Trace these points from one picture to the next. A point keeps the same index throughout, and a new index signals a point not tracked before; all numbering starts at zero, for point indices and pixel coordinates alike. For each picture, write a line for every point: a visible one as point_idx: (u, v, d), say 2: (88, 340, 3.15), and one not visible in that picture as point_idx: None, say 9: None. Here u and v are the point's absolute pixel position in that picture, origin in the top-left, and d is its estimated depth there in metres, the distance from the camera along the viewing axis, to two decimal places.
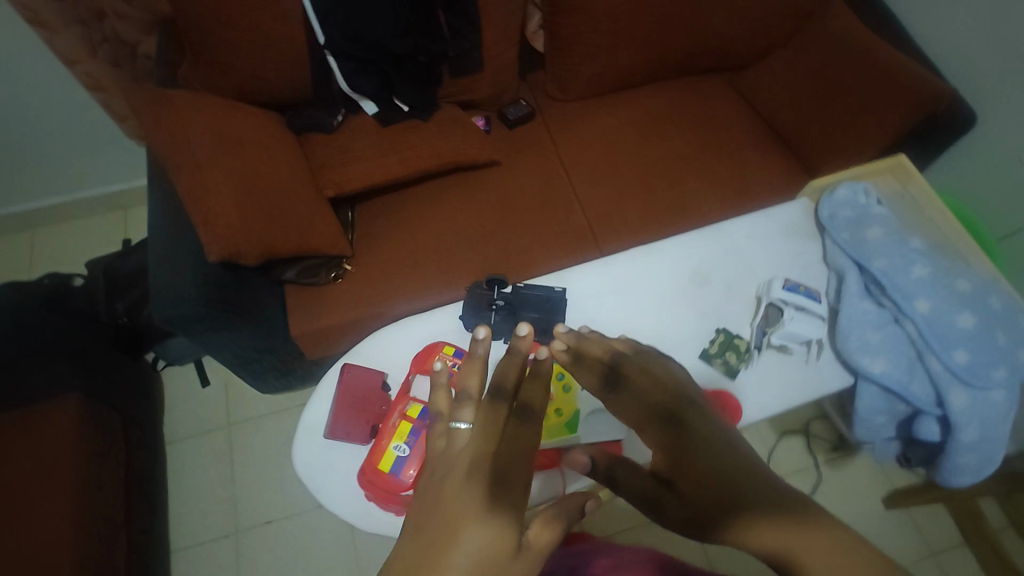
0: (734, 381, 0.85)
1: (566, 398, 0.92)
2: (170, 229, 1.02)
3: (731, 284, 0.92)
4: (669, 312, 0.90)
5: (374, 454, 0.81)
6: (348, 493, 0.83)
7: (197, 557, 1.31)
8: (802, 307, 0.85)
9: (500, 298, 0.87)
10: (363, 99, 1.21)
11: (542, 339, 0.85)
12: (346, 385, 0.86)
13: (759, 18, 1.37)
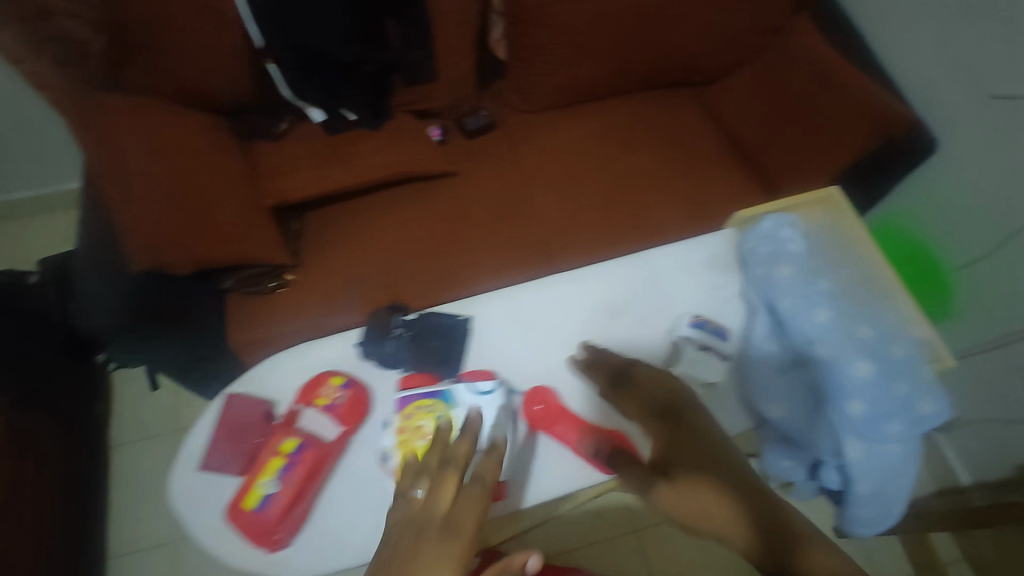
0: (634, 421, 0.77)
1: (446, 439, 0.72)
2: (98, 235, 1.00)
3: (645, 315, 0.85)
4: (580, 344, 0.82)
5: (243, 490, 0.71)
6: (218, 532, 0.72)
7: (133, 564, 1.29)
8: (705, 346, 0.81)
9: (400, 326, 0.82)
10: (309, 106, 1.21)
11: (441, 371, 0.80)
12: (226, 413, 0.78)
13: (724, 33, 1.33)
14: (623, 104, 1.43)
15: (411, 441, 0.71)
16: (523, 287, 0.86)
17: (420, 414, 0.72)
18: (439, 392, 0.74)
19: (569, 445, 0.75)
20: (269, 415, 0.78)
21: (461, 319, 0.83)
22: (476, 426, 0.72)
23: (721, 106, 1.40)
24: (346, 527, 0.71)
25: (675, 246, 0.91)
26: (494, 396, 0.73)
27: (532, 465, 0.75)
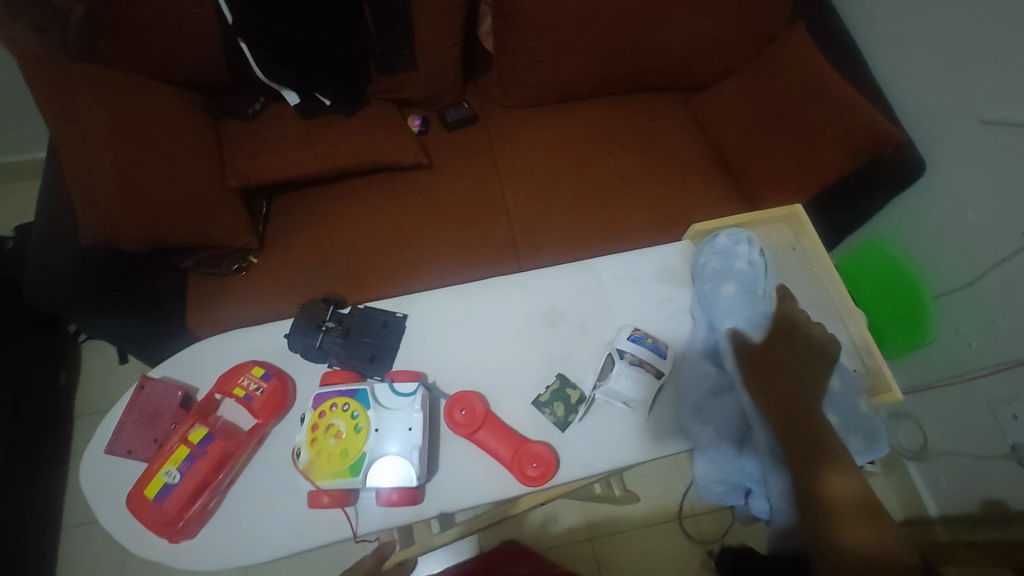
0: (563, 434, 0.75)
1: (353, 435, 0.69)
2: (54, 206, 0.99)
3: (587, 324, 0.82)
4: (517, 350, 0.80)
5: (142, 479, 0.68)
6: (121, 518, 0.70)
7: (85, 537, 1.29)
8: (639, 361, 0.75)
9: (333, 319, 0.80)
10: (284, 89, 1.18)
11: (373, 368, 0.77)
12: (140, 398, 0.76)
13: (715, 40, 1.30)
14: (610, 105, 1.41)
15: (321, 440, 0.69)
16: (466, 288, 0.84)
17: (334, 412, 0.70)
18: (358, 392, 0.72)
19: (490, 451, 0.72)
20: (185, 402, 0.76)
21: (397, 316, 0.81)
22: (390, 427, 0.70)
23: (709, 114, 1.38)
24: (254, 522, 0.69)
25: (624, 256, 0.88)
26: (413, 398, 0.72)
27: (453, 470, 0.72)
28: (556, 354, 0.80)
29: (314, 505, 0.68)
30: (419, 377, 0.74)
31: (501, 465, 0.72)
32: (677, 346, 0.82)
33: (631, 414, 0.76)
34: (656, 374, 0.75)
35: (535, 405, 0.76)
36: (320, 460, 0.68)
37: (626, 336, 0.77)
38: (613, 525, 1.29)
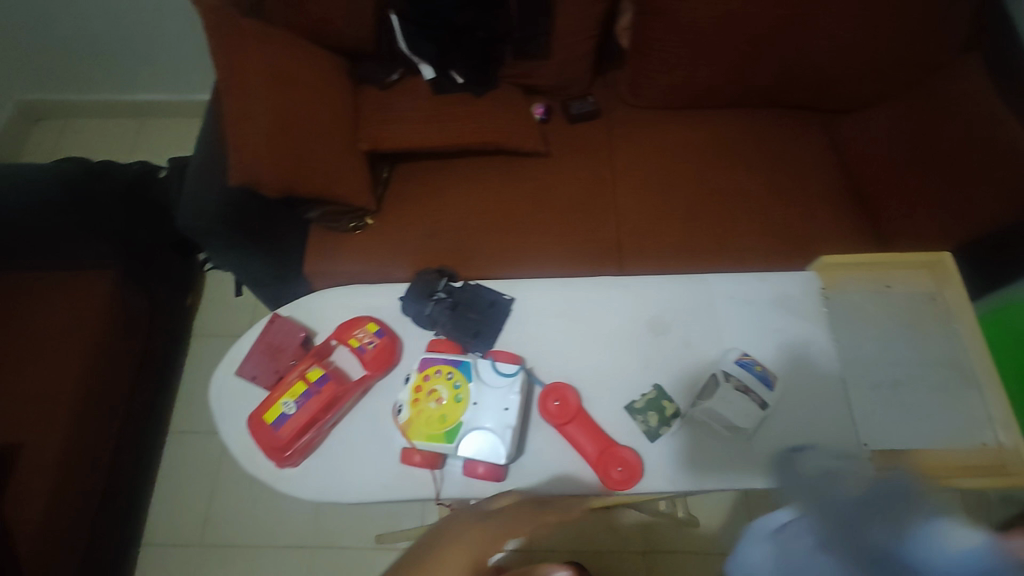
0: (652, 444, 0.74)
1: (453, 404, 0.73)
2: (213, 146, 1.09)
3: (693, 339, 0.80)
4: (616, 351, 0.80)
5: (264, 406, 0.76)
6: (240, 433, 0.78)
7: (188, 443, 1.44)
8: (745, 388, 0.74)
9: (445, 291, 0.83)
10: (422, 63, 1.22)
11: (474, 342, 0.80)
12: (268, 330, 0.83)
13: (871, 61, 1.21)
14: (741, 116, 1.35)
15: (423, 402, 0.73)
16: (574, 283, 0.84)
17: (437, 377, 0.75)
18: (462, 363, 0.76)
19: (577, 446, 0.73)
20: (305, 342, 0.83)
21: (505, 298, 0.83)
22: (487, 404, 0.73)
23: (852, 142, 1.30)
24: (347, 466, 0.74)
25: (740, 278, 0.85)
26: (513, 380, 0.74)
27: (534, 457, 0.74)
28: (652, 363, 0.79)
29: (406, 461, 0.72)
30: (520, 360, 0.76)
31: (584, 461, 0.73)
32: (783, 380, 0.78)
33: (722, 438, 0.74)
34: (759, 403, 0.74)
35: (627, 410, 0.76)
36: (420, 420, 0.72)
37: (733, 359, 0.77)
38: (669, 542, 1.26)
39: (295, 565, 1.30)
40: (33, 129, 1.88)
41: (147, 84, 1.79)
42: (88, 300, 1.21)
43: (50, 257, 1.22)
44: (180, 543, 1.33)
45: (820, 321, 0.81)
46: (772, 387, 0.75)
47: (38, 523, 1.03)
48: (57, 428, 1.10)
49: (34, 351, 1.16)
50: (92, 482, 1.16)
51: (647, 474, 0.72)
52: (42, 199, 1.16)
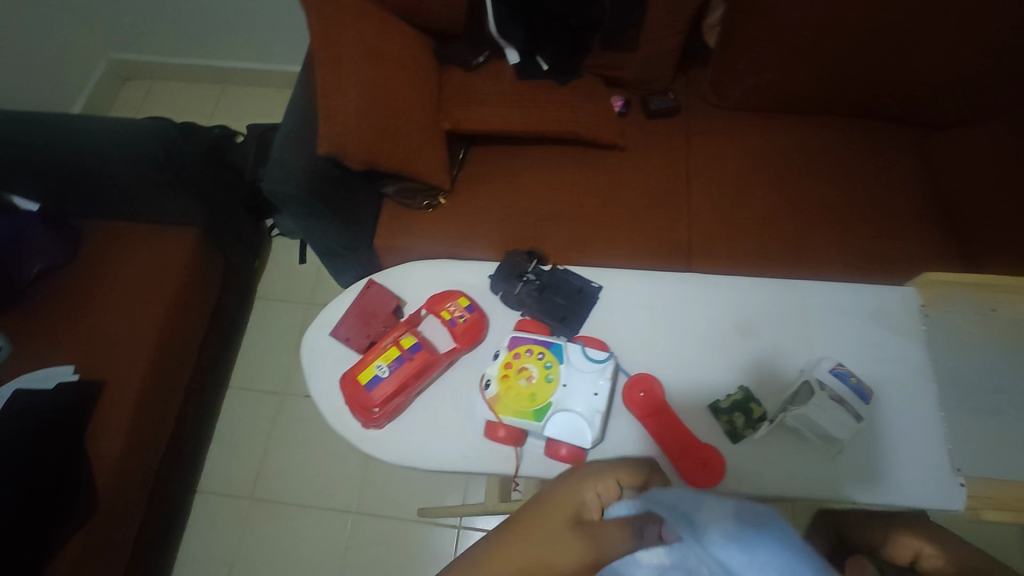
0: (733, 446, 0.74)
1: (542, 383, 0.74)
2: (303, 115, 1.12)
3: (781, 346, 0.80)
4: (699, 349, 0.80)
5: (358, 367, 0.79)
6: (330, 391, 0.82)
7: (247, 400, 1.49)
8: (838, 399, 0.72)
9: (534, 273, 0.86)
10: (508, 47, 1.23)
11: (559, 326, 0.81)
12: (365, 295, 0.86)
13: (976, 76, 1.16)
14: (828, 123, 1.31)
15: (513, 378, 0.75)
16: (662, 277, 0.85)
17: (527, 356, 0.76)
18: (553, 344, 0.77)
19: (660, 439, 0.72)
20: (396, 311, 0.86)
21: (592, 287, 0.85)
22: (577, 387, 0.74)
23: (943, 157, 1.24)
24: (430, 435, 0.76)
25: (836, 287, 0.84)
26: (603, 366, 0.75)
27: (614, 445, 0.75)
28: (734, 365, 0.79)
29: (490, 434, 0.74)
30: (608, 348, 0.77)
31: (665, 456, 0.73)
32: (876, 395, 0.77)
33: (808, 448, 0.73)
34: (854, 415, 0.72)
35: (711, 410, 0.76)
36: (509, 397, 0.74)
37: (826, 369, 0.74)
38: None
39: (338, 527, 1.34)
40: (122, 88, 1.97)
41: (231, 52, 1.85)
42: (171, 254, 1.27)
43: (141, 212, 1.28)
44: (232, 494, 1.39)
45: (920, 338, 0.80)
46: (865, 400, 0.73)
47: (115, 458, 1.09)
48: (137, 371, 1.16)
49: (123, 296, 1.23)
50: (162, 426, 1.22)
51: (731, 475, 0.72)
52: (139, 155, 1.14)
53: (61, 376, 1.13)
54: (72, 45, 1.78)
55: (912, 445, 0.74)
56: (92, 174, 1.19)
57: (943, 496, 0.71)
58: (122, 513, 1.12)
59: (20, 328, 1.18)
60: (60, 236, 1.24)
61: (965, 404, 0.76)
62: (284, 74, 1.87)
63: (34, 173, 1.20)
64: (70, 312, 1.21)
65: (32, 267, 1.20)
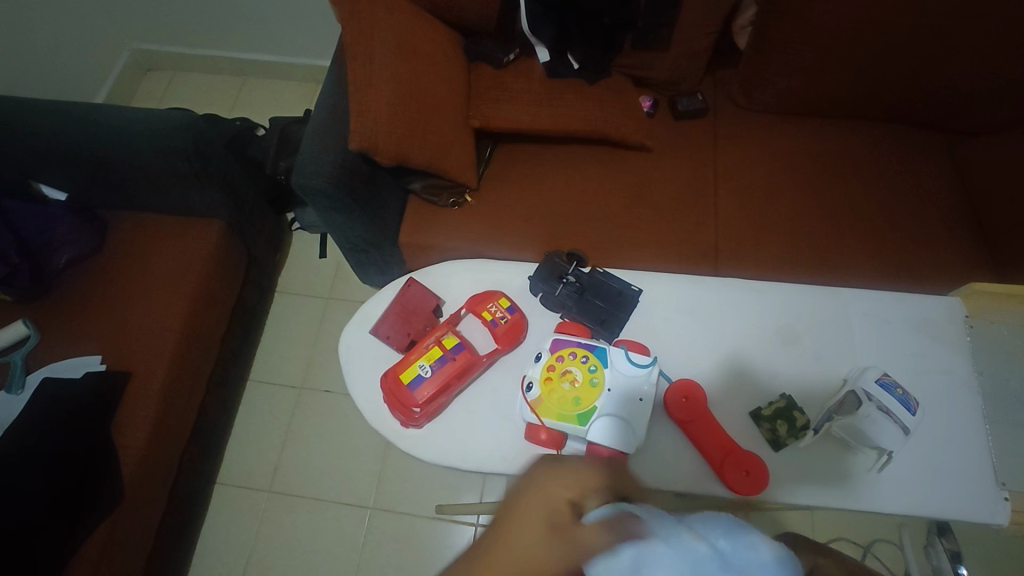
0: (776, 453, 0.74)
1: (584, 386, 0.75)
2: (333, 110, 1.12)
3: (823, 354, 0.81)
4: (740, 355, 0.81)
5: (400, 366, 0.81)
6: (371, 388, 0.85)
7: (266, 393, 1.49)
8: (886, 409, 0.71)
9: (573, 275, 0.87)
10: (539, 45, 1.21)
11: (599, 328, 0.83)
12: (405, 294, 0.88)
13: (1012, 83, 1.15)
14: (859, 128, 1.30)
15: (556, 382, 0.76)
16: (702, 283, 0.86)
17: (570, 360, 0.77)
18: (597, 348, 0.78)
19: (701, 445, 0.74)
20: (436, 311, 0.89)
21: (633, 290, 0.86)
22: (622, 392, 0.75)
23: (974, 166, 1.23)
24: (469, 434, 0.79)
25: (878, 296, 0.85)
26: (648, 371, 0.76)
27: (655, 449, 0.76)
28: (776, 371, 0.80)
29: (533, 437, 0.75)
30: (650, 352, 0.78)
31: (706, 462, 0.74)
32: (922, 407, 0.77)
33: (851, 456, 0.74)
34: (901, 427, 0.71)
35: (752, 417, 0.77)
36: (552, 399, 0.75)
37: (872, 379, 0.73)
38: None
39: (356, 522, 1.34)
40: (144, 78, 1.97)
41: (254, 44, 1.85)
42: (197, 246, 1.27)
43: (168, 204, 1.29)
44: (251, 487, 1.39)
45: (965, 351, 0.81)
46: (914, 412, 0.72)
47: (140, 448, 1.10)
48: (162, 362, 1.16)
49: (148, 288, 1.23)
50: (184, 417, 1.22)
51: (773, 482, 0.73)
52: (170, 148, 1.14)
53: (88, 365, 1.14)
54: (96, 35, 1.78)
55: (954, 457, 0.74)
56: (120, 165, 1.19)
57: (988, 511, 0.71)
58: (146, 503, 1.13)
59: (48, 317, 1.19)
60: (87, 226, 1.24)
61: (1006, 418, 0.77)
62: (306, 68, 1.87)
63: (63, 163, 1.20)
64: (96, 301, 1.21)
65: (60, 257, 1.21)
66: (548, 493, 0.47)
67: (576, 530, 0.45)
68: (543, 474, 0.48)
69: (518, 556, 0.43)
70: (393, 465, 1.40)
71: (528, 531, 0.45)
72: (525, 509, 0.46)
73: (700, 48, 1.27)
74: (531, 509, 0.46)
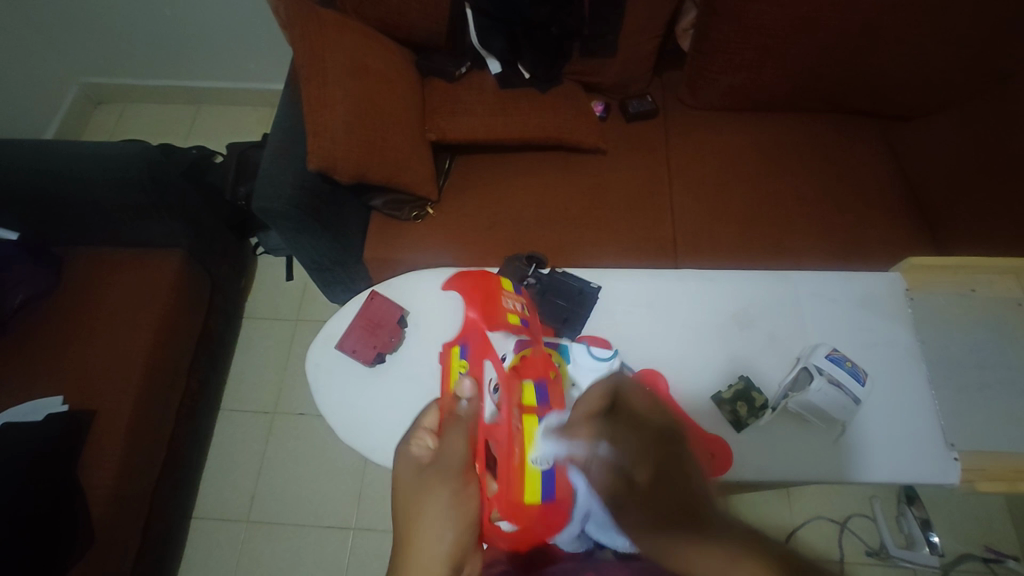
0: (738, 434, 0.78)
1: None
2: (290, 131, 1.12)
3: (777, 335, 0.85)
4: (700, 342, 0.85)
5: (518, 485, 0.62)
6: (342, 401, 0.88)
7: (239, 421, 1.47)
8: (837, 382, 0.75)
9: (533, 277, 0.91)
10: (490, 57, 1.25)
11: (559, 326, 0.85)
12: (368, 307, 0.91)
13: (937, 68, 1.21)
14: (800, 120, 1.36)
15: None
16: (659, 277, 0.90)
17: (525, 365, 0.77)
18: (559, 346, 0.81)
19: None
20: (400, 321, 0.91)
21: (592, 287, 0.88)
22: (585, 385, 0.78)
23: (911, 148, 1.29)
24: None
25: (829, 277, 0.90)
26: (609, 363, 0.78)
27: None
28: (734, 355, 0.84)
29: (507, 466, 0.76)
30: (612, 346, 0.81)
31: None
32: (873, 376, 0.82)
33: (810, 430, 0.78)
34: (853, 399, 0.75)
35: (714, 401, 0.80)
36: None
37: (822, 355, 0.77)
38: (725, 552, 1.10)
39: (337, 544, 1.33)
40: (94, 112, 1.93)
41: (204, 72, 1.83)
42: (158, 277, 1.25)
43: (127, 236, 1.26)
44: (229, 518, 1.36)
45: (908, 321, 0.86)
46: (863, 383, 0.76)
47: (109, 487, 1.07)
48: (127, 397, 1.14)
49: (110, 322, 1.21)
50: (155, 451, 1.20)
51: (736, 462, 0.76)
52: (123, 178, 1.12)
53: (49, 407, 1.10)
54: (39, 72, 1.75)
55: (903, 422, 0.79)
56: (74, 199, 1.17)
57: (940, 470, 0.76)
58: (120, 543, 1.10)
59: (6, 361, 1.16)
60: (43, 265, 1.21)
61: (953, 381, 0.82)
62: (259, 91, 1.86)
63: (14, 202, 1.17)
64: (58, 341, 1.18)
65: (15, 297, 1.17)
66: (431, 488, 0.57)
67: (467, 506, 0.56)
68: (410, 470, 0.60)
69: (428, 545, 0.53)
70: (372, 482, 1.39)
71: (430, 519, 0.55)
72: (430, 510, 0.55)
73: (645, 52, 1.31)
74: (427, 511, 0.55)
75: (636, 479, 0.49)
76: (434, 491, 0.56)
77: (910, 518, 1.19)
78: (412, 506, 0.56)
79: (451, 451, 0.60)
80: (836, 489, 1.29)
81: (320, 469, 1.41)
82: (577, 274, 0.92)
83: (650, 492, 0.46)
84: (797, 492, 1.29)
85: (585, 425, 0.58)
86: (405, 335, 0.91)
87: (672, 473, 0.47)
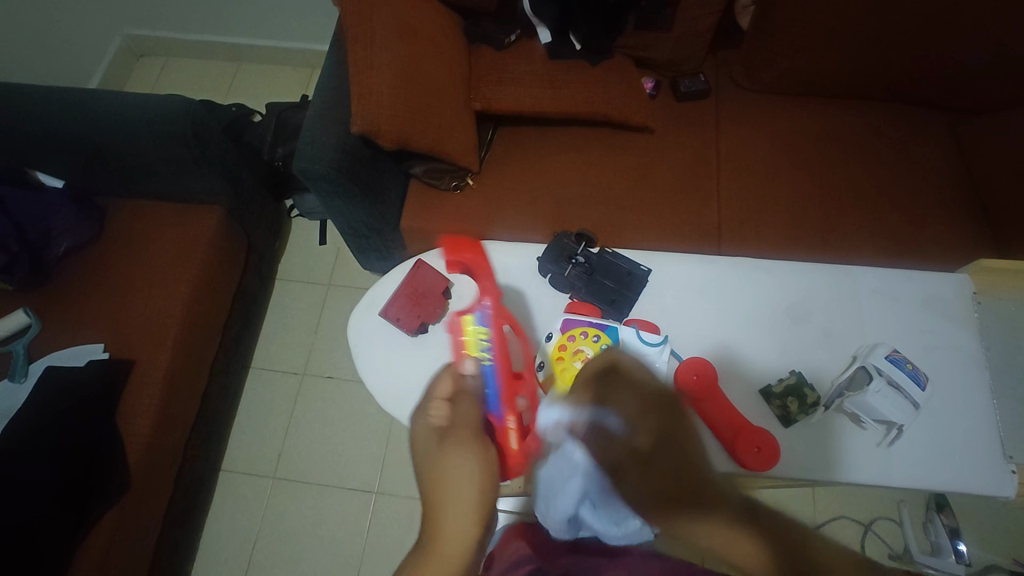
0: (785, 429, 0.77)
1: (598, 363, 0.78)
2: (334, 92, 1.11)
3: (830, 332, 0.83)
4: (746, 331, 0.84)
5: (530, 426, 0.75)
6: (382, 368, 0.89)
7: (269, 380, 1.49)
8: (896, 384, 0.74)
9: (582, 255, 0.89)
10: (541, 25, 1.21)
11: (607, 308, 0.85)
12: (414, 276, 0.90)
13: (1017, 60, 1.14)
14: (860, 109, 1.29)
15: (567, 361, 0.78)
16: (708, 263, 0.89)
17: (582, 339, 0.79)
18: (608, 328, 0.80)
19: (710, 421, 0.76)
20: (445, 292, 0.90)
21: (642, 270, 0.88)
22: None
23: (977, 144, 1.22)
24: None
25: (886, 274, 0.87)
26: (659, 350, 0.78)
27: None
28: (782, 347, 0.82)
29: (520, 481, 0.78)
30: (662, 331, 0.80)
31: (719, 441, 0.76)
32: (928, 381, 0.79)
33: (860, 431, 0.78)
34: (911, 402, 0.74)
35: (762, 394, 0.80)
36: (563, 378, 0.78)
37: (882, 355, 0.76)
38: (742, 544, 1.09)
39: (360, 507, 1.35)
40: (136, 65, 1.94)
41: (247, 29, 1.82)
42: (197, 234, 1.26)
43: (168, 191, 1.27)
44: (255, 474, 1.39)
45: (972, 326, 0.84)
46: (922, 386, 0.75)
47: (145, 436, 1.10)
48: (164, 349, 1.16)
49: (150, 275, 1.22)
50: (189, 405, 1.22)
51: (782, 458, 0.76)
52: (168, 132, 1.12)
53: (90, 353, 1.14)
54: (85, 21, 1.75)
55: (951, 429, 0.78)
56: (118, 150, 1.17)
57: (996, 483, 0.75)
58: (153, 490, 1.13)
59: (49, 307, 1.19)
60: (86, 213, 1.23)
61: None
62: (301, 52, 1.84)
63: (60, 150, 1.19)
64: (99, 289, 1.21)
65: (59, 246, 1.20)
66: (450, 445, 0.59)
67: (489, 461, 0.58)
68: (428, 434, 0.61)
69: (459, 489, 0.54)
70: (395, 449, 1.40)
71: (454, 470, 0.56)
72: (453, 464, 0.57)
73: (702, 28, 1.26)
74: (449, 465, 0.56)
75: (637, 445, 0.55)
76: (458, 449, 0.58)
77: (938, 526, 1.16)
78: (430, 466, 0.57)
79: (461, 416, 0.64)
80: (862, 491, 1.27)
81: (346, 432, 1.43)
82: (626, 255, 0.91)
83: (652, 464, 0.53)
84: (819, 489, 1.27)
85: (595, 383, 0.64)
86: (448, 306, 0.91)
87: (678, 441, 0.54)
